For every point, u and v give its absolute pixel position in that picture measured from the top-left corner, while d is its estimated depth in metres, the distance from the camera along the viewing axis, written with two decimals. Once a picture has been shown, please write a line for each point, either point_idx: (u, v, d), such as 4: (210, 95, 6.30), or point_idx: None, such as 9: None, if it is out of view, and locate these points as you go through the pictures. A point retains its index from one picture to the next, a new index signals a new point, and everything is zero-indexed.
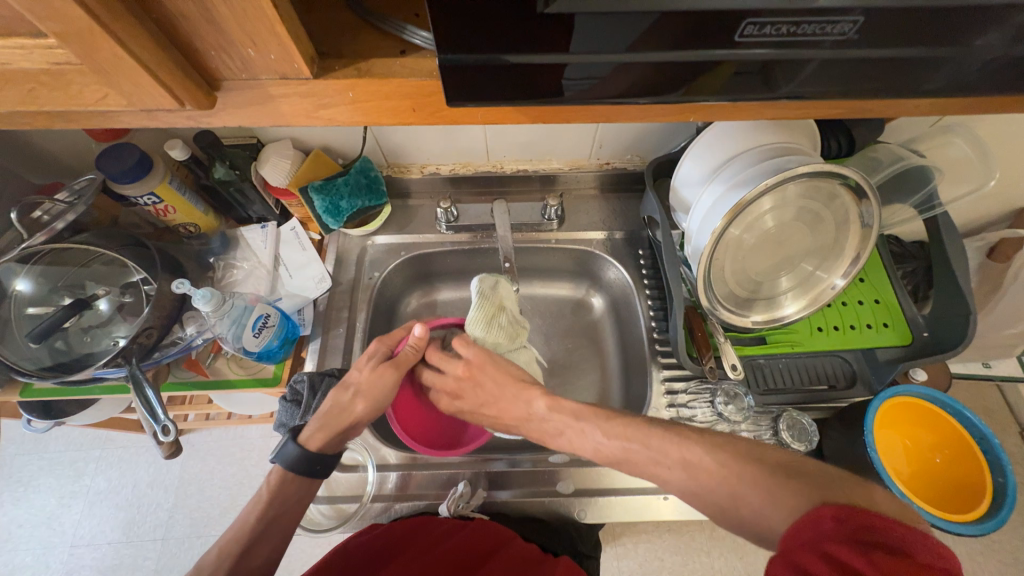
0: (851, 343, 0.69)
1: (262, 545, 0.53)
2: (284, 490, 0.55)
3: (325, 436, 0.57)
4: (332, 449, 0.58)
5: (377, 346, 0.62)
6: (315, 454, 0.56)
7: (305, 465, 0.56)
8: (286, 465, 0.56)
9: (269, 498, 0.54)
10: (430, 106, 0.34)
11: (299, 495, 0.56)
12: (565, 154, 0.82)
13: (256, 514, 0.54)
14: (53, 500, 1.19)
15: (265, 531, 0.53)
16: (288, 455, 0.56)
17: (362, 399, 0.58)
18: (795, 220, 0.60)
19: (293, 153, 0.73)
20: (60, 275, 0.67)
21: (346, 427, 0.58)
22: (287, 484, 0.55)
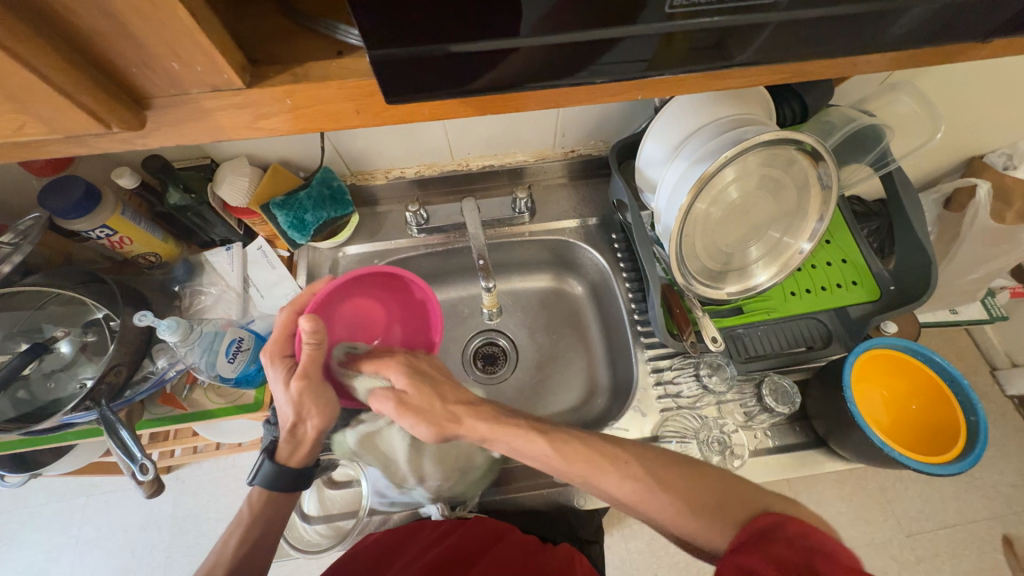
0: (822, 304, 0.71)
1: (263, 547, 0.55)
2: (268, 508, 0.56)
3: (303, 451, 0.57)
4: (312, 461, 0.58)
5: (278, 362, 0.55)
6: (295, 470, 0.56)
7: (284, 482, 0.56)
8: (266, 484, 0.55)
9: (255, 519, 0.55)
10: (374, 105, 0.33)
11: (283, 509, 0.57)
12: (530, 146, 0.81)
13: (236, 540, 0.54)
14: (40, 554, 1.14)
15: (250, 552, 0.54)
16: (267, 474, 0.55)
17: (312, 419, 0.55)
18: (758, 188, 0.61)
19: (250, 170, 0.70)
20: (15, 321, 0.63)
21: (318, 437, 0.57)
22: (271, 502, 0.56)
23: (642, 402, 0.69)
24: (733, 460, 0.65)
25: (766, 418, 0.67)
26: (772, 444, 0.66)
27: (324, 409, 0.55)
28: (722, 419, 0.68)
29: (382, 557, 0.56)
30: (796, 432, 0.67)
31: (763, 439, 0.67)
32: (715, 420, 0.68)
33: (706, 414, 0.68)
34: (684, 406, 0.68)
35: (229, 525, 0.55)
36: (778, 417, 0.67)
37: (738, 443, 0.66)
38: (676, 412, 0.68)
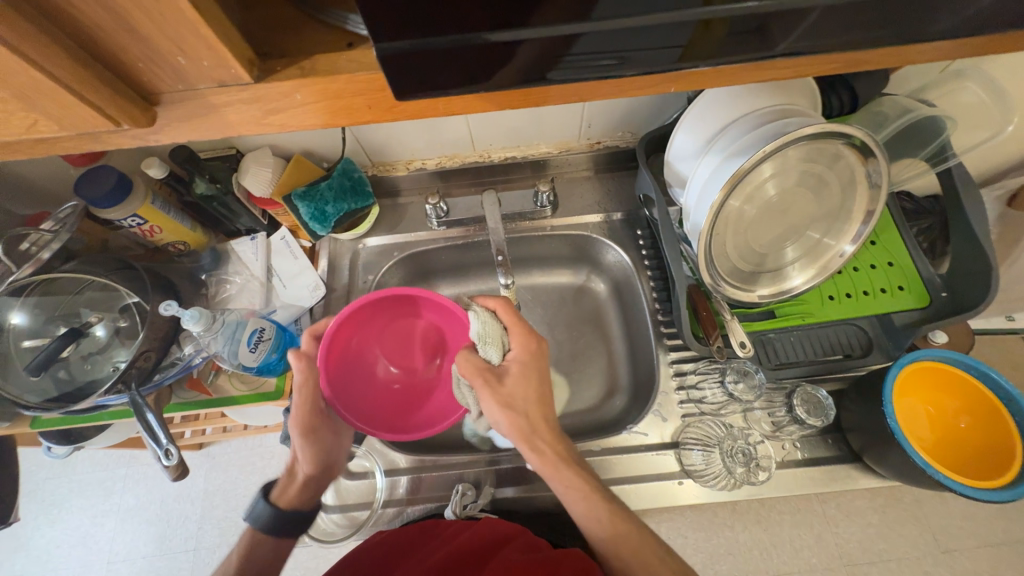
0: (863, 310, 0.66)
1: None
2: (256, 548, 0.56)
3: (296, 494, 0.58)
4: (307, 507, 0.58)
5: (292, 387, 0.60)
6: (286, 512, 0.56)
7: (276, 525, 0.56)
8: (257, 525, 0.56)
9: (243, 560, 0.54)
10: (385, 100, 0.32)
11: (274, 551, 0.56)
12: (553, 137, 0.79)
13: None
14: (86, 520, 1.22)
15: None
16: (259, 514, 0.56)
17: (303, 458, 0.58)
18: (798, 186, 0.57)
19: (273, 161, 0.71)
20: (55, 305, 0.66)
21: (312, 480, 0.59)
22: (260, 545, 0.56)
23: (663, 406, 0.67)
24: (759, 472, 0.61)
25: (796, 430, 0.63)
26: (801, 457, 0.63)
27: (315, 452, 0.58)
28: (748, 428, 0.64)
29: (395, 549, 0.57)
30: (827, 445, 0.64)
31: (791, 451, 0.63)
32: (741, 430, 0.64)
33: (731, 423, 0.65)
34: (707, 413, 0.66)
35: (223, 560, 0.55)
36: (810, 429, 0.63)
37: (765, 456, 0.62)
38: (699, 419, 0.66)
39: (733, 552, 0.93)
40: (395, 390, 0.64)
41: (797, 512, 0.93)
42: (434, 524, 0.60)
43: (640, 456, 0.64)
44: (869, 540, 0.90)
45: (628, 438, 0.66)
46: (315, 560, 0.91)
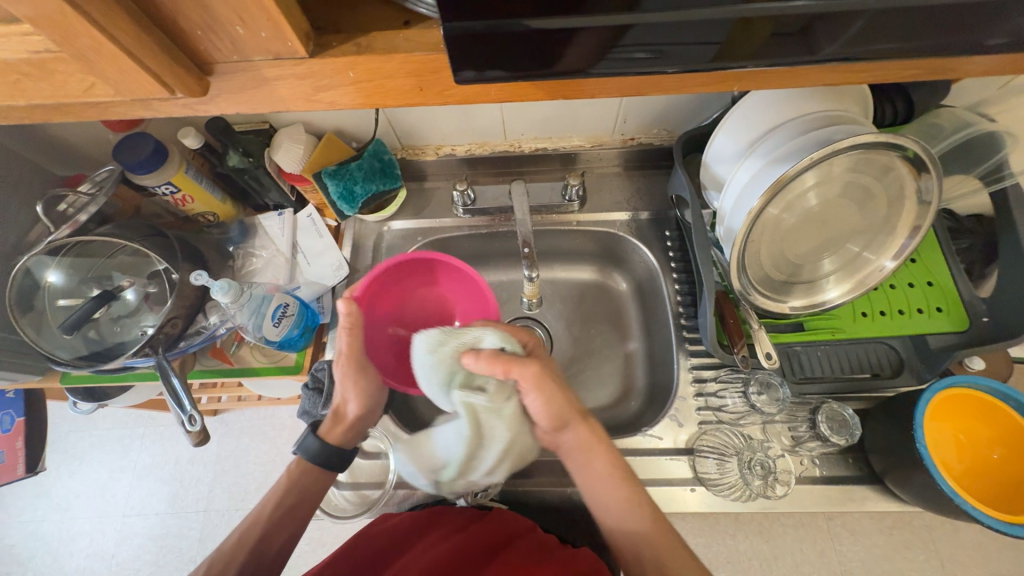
0: (896, 329, 0.64)
1: (281, 530, 0.54)
2: (303, 480, 0.57)
3: (343, 430, 0.60)
4: (349, 444, 0.60)
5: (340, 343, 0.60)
6: (334, 448, 0.58)
7: (323, 457, 0.57)
8: (307, 456, 0.57)
9: (290, 486, 0.56)
10: (436, 82, 0.31)
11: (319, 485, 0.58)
12: (587, 131, 0.77)
13: (272, 504, 0.55)
14: (105, 473, 1.27)
15: (281, 519, 0.55)
16: (309, 446, 0.57)
17: (354, 400, 0.60)
18: (842, 196, 0.55)
19: (306, 138, 0.71)
20: (88, 266, 0.68)
21: (355, 421, 0.60)
22: (306, 474, 0.57)
23: (680, 411, 0.66)
24: (776, 486, 0.60)
25: (817, 446, 0.62)
26: (818, 474, 0.61)
27: (364, 395, 0.60)
28: (767, 441, 0.63)
29: (408, 531, 0.58)
30: (847, 464, 0.62)
31: (809, 467, 0.61)
32: (761, 442, 0.63)
33: (750, 434, 0.64)
34: (725, 422, 0.65)
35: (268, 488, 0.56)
36: (831, 447, 0.61)
37: (783, 470, 0.61)
38: (716, 427, 0.65)
39: (734, 561, 0.92)
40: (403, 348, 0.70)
41: (802, 527, 0.92)
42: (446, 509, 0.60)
43: (653, 460, 0.64)
44: (875, 562, 0.88)
45: (641, 440, 0.65)
46: (319, 532, 0.94)
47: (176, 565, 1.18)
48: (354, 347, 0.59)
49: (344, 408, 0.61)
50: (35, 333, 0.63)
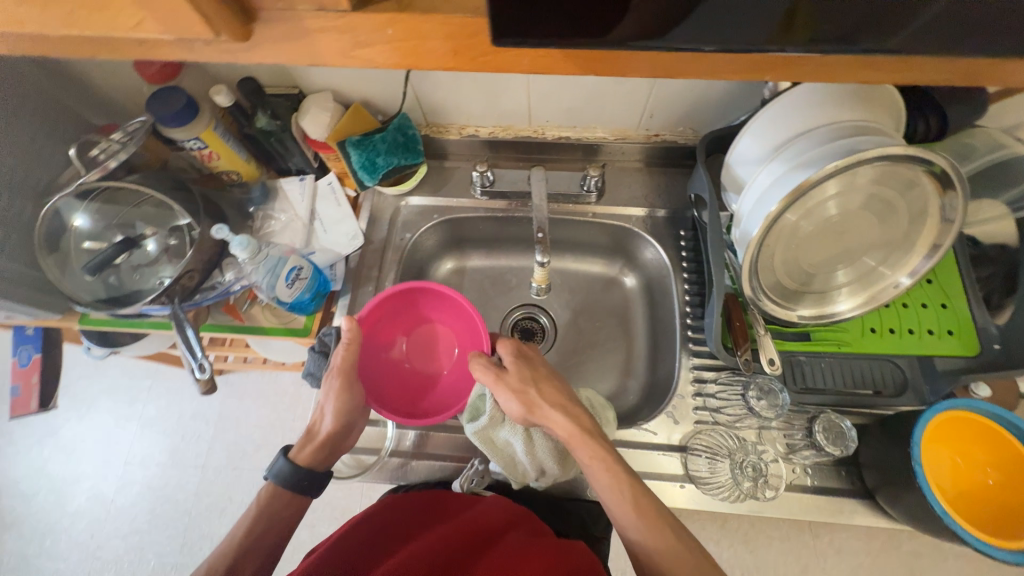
0: (905, 349, 0.63)
1: (254, 556, 0.55)
2: (273, 504, 0.58)
3: (314, 452, 0.61)
4: (320, 466, 0.61)
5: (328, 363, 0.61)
6: (305, 469, 0.60)
7: (295, 480, 0.59)
8: (278, 479, 0.59)
9: (261, 511, 0.57)
10: (472, 48, 0.32)
11: (290, 510, 0.59)
12: (611, 123, 0.77)
13: (243, 532, 0.56)
14: (111, 420, 1.31)
15: (251, 546, 0.55)
16: (282, 469, 0.59)
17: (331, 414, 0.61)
18: (863, 208, 0.55)
19: (334, 106, 0.72)
20: (114, 213, 0.70)
21: (331, 439, 0.61)
22: (277, 499, 0.58)
23: (677, 408, 0.67)
24: (765, 490, 0.61)
25: (811, 455, 0.62)
26: (809, 483, 0.62)
27: (343, 411, 0.61)
28: (761, 446, 0.63)
29: (404, 512, 0.61)
30: (839, 476, 0.62)
31: (801, 475, 0.62)
32: (754, 445, 0.63)
33: (744, 437, 0.64)
34: (721, 424, 0.65)
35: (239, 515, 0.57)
36: (825, 457, 0.62)
37: (774, 474, 0.61)
38: (711, 428, 0.65)
39: None
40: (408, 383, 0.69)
41: (788, 540, 0.92)
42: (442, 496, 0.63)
43: (646, 454, 0.64)
44: None
45: (635, 433, 0.66)
46: None
47: (171, 516, 1.21)
48: (348, 379, 0.61)
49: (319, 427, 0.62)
50: (59, 273, 0.66)
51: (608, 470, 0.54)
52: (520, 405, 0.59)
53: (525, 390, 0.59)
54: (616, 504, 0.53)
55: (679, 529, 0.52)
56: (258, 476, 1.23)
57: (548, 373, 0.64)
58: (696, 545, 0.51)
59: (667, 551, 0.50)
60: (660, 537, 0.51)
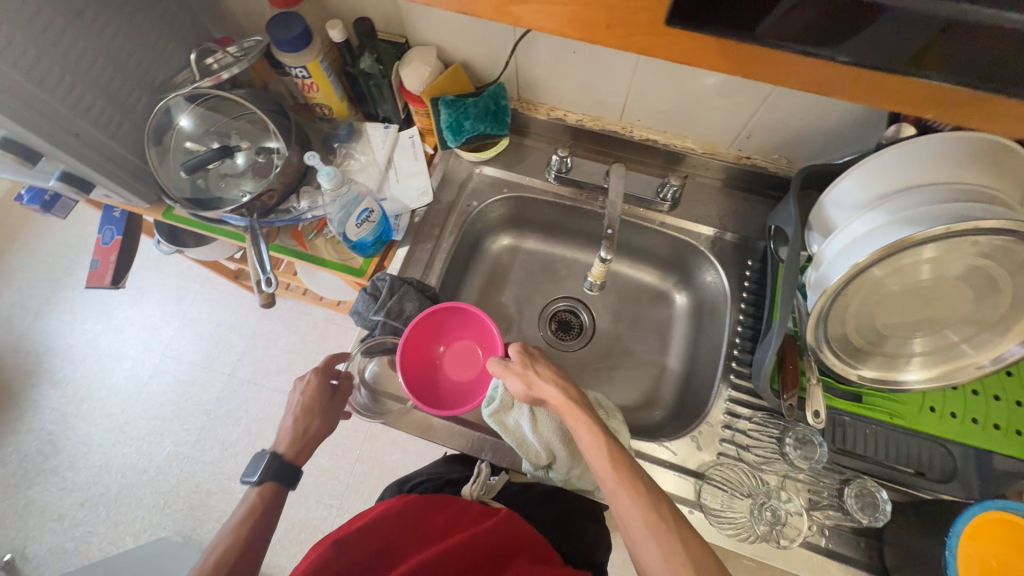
0: (961, 437, 0.59)
1: (252, 546, 0.59)
2: (265, 499, 0.63)
3: (297, 451, 0.68)
4: (299, 461, 0.68)
5: (319, 370, 0.73)
6: (291, 464, 0.66)
7: (282, 474, 0.65)
8: (269, 478, 0.64)
9: (255, 508, 0.62)
10: (626, 23, 0.30)
11: (273, 506, 0.63)
12: (703, 135, 0.75)
13: (233, 531, 0.59)
14: (157, 313, 1.41)
15: (245, 547, 0.58)
16: (270, 467, 0.64)
17: (323, 417, 0.71)
18: (959, 279, 0.51)
19: (435, 62, 0.73)
20: (214, 121, 0.74)
21: (312, 437, 0.69)
22: (267, 497, 0.63)
23: (703, 435, 0.65)
24: (781, 538, 0.59)
25: (834, 516, 0.60)
26: (823, 544, 0.59)
27: (330, 415, 0.71)
28: (784, 494, 0.61)
29: (407, 522, 0.61)
30: (858, 546, 0.60)
31: (817, 533, 0.60)
32: (777, 491, 0.61)
33: (767, 480, 0.62)
34: (746, 462, 0.63)
35: (229, 517, 0.60)
36: (848, 522, 0.59)
37: (793, 525, 0.59)
38: (734, 463, 0.64)
39: None
40: (439, 389, 0.68)
41: None
42: (452, 502, 0.65)
43: (662, 471, 0.64)
44: None
45: (655, 449, 0.65)
46: None
47: (192, 412, 1.31)
48: (314, 394, 0.71)
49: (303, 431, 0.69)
50: (158, 163, 0.70)
51: (608, 458, 0.53)
52: (521, 384, 0.59)
53: (525, 370, 0.60)
54: (594, 464, 0.54)
55: (640, 474, 0.52)
56: (277, 396, 1.31)
57: (550, 360, 0.63)
58: (654, 490, 0.51)
59: (625, 493, 0.51)
60: (619, 477, 0.52)
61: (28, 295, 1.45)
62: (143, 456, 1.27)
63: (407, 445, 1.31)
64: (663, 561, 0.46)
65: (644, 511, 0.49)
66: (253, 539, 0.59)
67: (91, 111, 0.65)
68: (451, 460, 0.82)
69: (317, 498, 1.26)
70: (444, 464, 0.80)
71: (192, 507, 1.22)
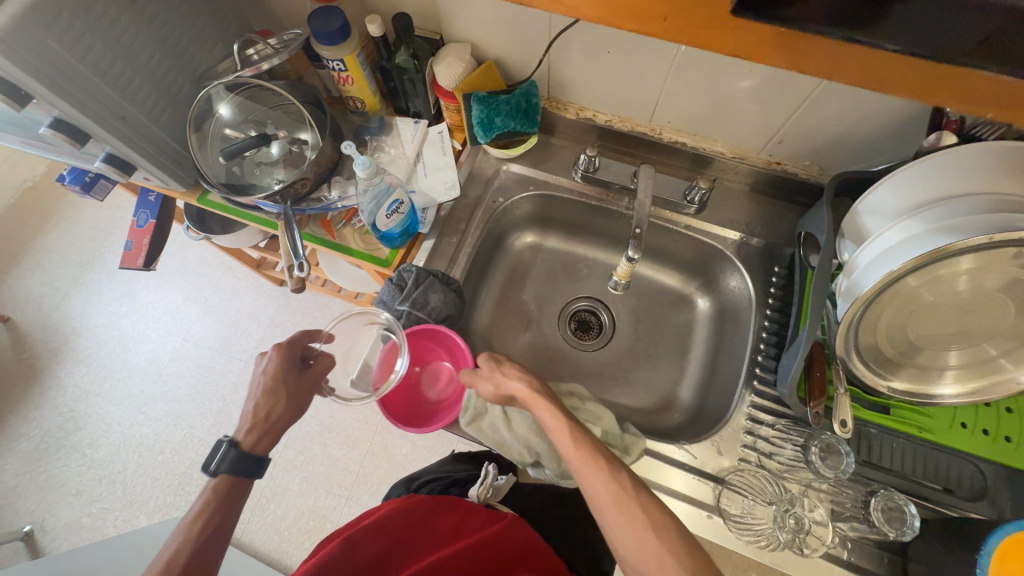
0: (994, 455, 0.57)
1: (211, 546, 0.55)
2: (226, 493, 0.58)
3: (262, 439, 0.63)
4: (263, 450, 0.63)
5: (281, 349, 0.68)
6: (255, 453, 0.61)
7: (245, 464, 0.60)
8: (229, 469, 0.59)
9: (210, 505, 0.57)
10: (684, 17, 0.30)
11: (232, 502, 0.59)
12: (733, 139, 0.75)
13: (186, 533, 0.54)
14: (180, 298, 1.44)
15: (201, 548, 0.54)
16: (230, 458, 0.59)
17: (287, 401, 0.65)
18: (999, 292, 0.50)
19: (469, 59, 0.74)
20: (252, 110, 0.76)
21: (278, 424, 0.64)
22: (227, 491, 0.59)
23: (724, 440, 0.65)
24: (803, 547, 0.58)
25: (856, 527, 0.59)
26: (844, 557, 0.59)
27: (297, 399, 0.66)
28: (806, 503, 0.61)
29: (420, 516, 0.62)
30: (880, 561, 0.59)
31: (839, 545, 0.59)
32: (799, 500, 0.61)
33: (789, 488, 0.62)
34: (768, 468, 0.63)
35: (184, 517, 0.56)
36: (872, 535, 0.58)
37: (814, 535, 0.59)
38: (755, 469, 0.63)
39: None
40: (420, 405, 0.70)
41: None
42: (462, 505, 0.66)
43: (682, 474, 0.63)
44: None
45: (674, 451, 0.65)
46: None
47: (209, 397, 1.33)
48: (276, 372, 0.66)
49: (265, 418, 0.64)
50: (197, 147, 0.72)
51: (580, 447, 0.55)
52: (490, 386, 0.62)
53: (494, 372, 0.62)
54: (560, 447, 0.56)
55: (601, 449, 0.55)
56: None
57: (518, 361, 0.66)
58: (615, 462, 0.54)
59: (588, 468, 0.53)
60: (583, 454, 0.54)
61: (58, 275, 1.49)
62: (159, 436, 1.30)
63: (417, 439, 1.32)
64: (633, 536, 0.49)
65: (607, 482, 0.52)
66: (210, 538, 0.55)
67: (137, 95, 0.67)
68: (460, 459, 0.83)
69: (326, 487, 1.27)
70: (451, 462, 0.81)
71: (204, 489, 1.24)
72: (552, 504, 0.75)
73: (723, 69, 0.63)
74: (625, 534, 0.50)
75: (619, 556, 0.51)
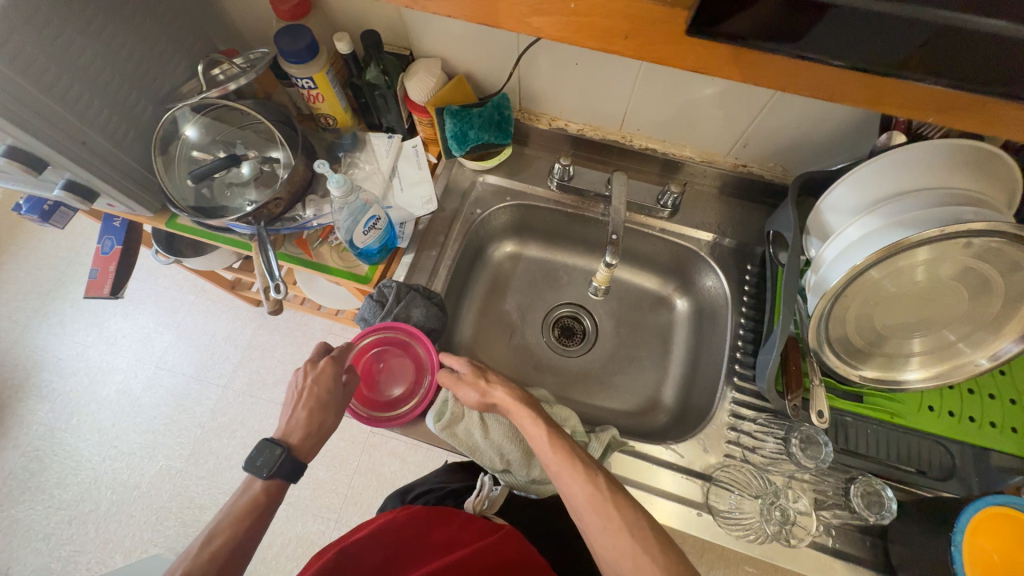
0: (960, 435, 0.60)
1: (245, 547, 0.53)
2: (264, 500, 0.56)
3: (307, 446, 0.61)
4: (305, 457, 0.61)
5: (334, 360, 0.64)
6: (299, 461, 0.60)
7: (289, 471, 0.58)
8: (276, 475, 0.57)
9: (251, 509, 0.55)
10: (645, 34, 0.32)
11: (268, 509, 0.57)
12: (700, 143, 0.77)
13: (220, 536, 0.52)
14: (150, 324, 1.39)
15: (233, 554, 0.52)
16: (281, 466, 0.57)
17: (335, 413, 0.63)
18: (954, 280, 0.53)
19: (440, 73, 0.74)
20: (220, 131, 0.75)
21: (324, 432, 0.63)
22: (267, 496, 0.57)
23: (709, 437, 0.66)
24: (789, 538, 0.60)
25: (839, 514, 0.61)
26: (830, 544, 0.60)
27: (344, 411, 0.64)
28: (790, 494, 0.62)
29: (415, 528, 0.61)
30: (864, 546, 0.60)
31: (824, 533, 0.61)
32: (783, 491, 0.62)
33: (773, 480, 0.64)
34: (752, 462, 0.64)
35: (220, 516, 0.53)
36: (854, 521, 0.60)
37: (800, 525, 0.60)
38: (739, 464, 0.65)
39: None
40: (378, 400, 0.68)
41: None
42: (457, 515, 0.65)
43: (670, 474, 0.64)
44: None
45: (661, 451, 0.66)
46: None
47: (186, 425, 1.28)
48: (326, 386, 0.63)
49: (311, 425, 0.61)
50: (163, 171, 0.70)
51: (561, 455, 0.55)
52: (474, 393, 0.63)
53: (477, 380, 0.63)
54: (538, 452, 0.57)
55: (579, 451, 0.56)
56: (273, 408, 1.30)
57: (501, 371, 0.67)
58: (592, 463, 0.55)
59: (566, 471, 0.54)
60: (560, 457, 0.55)
61: (17, 308, 1.42)
62: (134, 470, 1.24)
63: (405, 456, 1.30)
64: (615, 547, 0.49)
65: (584, 484, 0.53)
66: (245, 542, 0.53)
67: (96, 120, 0.65)
68: (454, 468, 0.81)
69: (314, 511, 1.23)
70: (445, 473, 0.80)
71: (184, 523, 1.19)
72: (545, 513, 0.74)
73: (686, 78, 0.65)
74: (603, 535, 0.51)
75: (597, 556, 0.52)
